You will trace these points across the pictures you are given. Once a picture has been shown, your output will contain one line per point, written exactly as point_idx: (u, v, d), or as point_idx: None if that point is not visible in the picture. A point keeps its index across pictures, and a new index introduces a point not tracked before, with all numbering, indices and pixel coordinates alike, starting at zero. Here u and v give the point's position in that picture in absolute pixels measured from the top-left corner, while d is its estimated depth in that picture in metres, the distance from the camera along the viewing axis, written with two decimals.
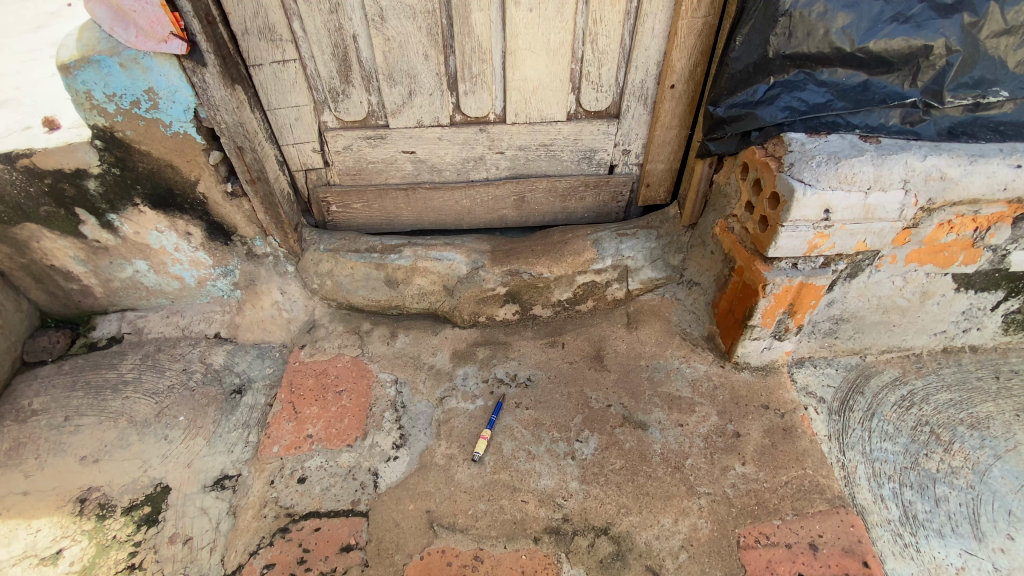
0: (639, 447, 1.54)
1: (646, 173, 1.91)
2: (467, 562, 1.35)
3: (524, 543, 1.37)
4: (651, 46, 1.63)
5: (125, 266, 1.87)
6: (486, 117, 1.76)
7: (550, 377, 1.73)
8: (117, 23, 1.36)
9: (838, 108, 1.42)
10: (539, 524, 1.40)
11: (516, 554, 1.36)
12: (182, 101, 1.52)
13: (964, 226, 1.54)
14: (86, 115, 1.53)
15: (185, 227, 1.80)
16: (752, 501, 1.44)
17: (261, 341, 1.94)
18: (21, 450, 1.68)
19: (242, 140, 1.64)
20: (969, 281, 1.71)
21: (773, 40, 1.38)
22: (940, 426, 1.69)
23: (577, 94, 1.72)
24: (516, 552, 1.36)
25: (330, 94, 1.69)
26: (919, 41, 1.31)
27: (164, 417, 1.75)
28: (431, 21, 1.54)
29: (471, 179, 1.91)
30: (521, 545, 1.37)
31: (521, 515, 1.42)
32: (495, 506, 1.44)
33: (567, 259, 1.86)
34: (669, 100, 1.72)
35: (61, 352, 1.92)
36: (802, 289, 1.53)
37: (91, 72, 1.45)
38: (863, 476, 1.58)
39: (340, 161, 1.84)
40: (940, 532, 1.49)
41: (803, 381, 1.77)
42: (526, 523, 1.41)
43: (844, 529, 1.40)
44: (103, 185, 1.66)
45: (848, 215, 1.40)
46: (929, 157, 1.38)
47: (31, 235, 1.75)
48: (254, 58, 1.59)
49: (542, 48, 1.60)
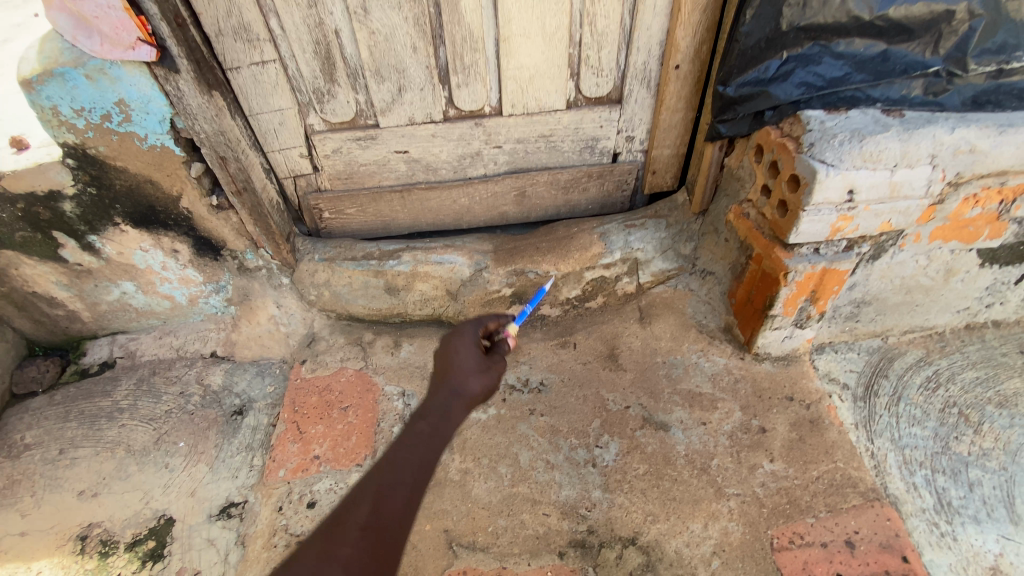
0: (661, 449, 1.48)
1: (652, 160, 1.83)
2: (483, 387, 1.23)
3: (499, 357, 1.20)
4: (653, 25, 1.53)
5: (111, 288, 1.78)
6: (482, 110, 1.67)
7: (564, 381, 1.66)
8: (80, 31, 1.26)
9: (857, 81, 1.33)
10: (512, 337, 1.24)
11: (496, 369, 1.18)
12: (156, 111, 1.42)
13: (991, 199, 1.46)
14: (55, 132, 1.42)
15: (171, 244, 1.70)
16: (783, 500, 1.38)
17: (260, 357, 1.86)
18: (16, 488, 1.61)
19: (224, 150, 1.54)
20: (995, 255, 1.64)
21: (786, 12, 1.29)
22: (968, 408, 1.63)
23: (577, 80, 1.62)
24: (482, 374, 1.15)
25: (315, 95, 1.58)
26: (942, 5, 1.23)
27: (164, 444, 1.67)
28: (418, 11, 1.44)
29: (468, 176, 1.82)
30: (496, 364, 1.18)
31: (482, 364, 1.16)
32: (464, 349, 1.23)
33: (574, 255, 1.78)
34: (674, 81, 1.62)
35: (51, 382, 1.84)
36: (825, 275, 1.47)
37: (56, 86, 1.34)
38: (894, 465, 1.52)
39: (329, 165, 1.75)
40: (976, 518, 1.43)
41: (825, 367, 1.71)
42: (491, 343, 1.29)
43: (880, 523, 1.34)
44: (81, 207, 1.57)
45: (873, 194, 1.32)
46: (959, 129, 1.29)
47: (9, 262, 1.66)
48: (231, 61, 1.48)
49: (538, 33, 1.50)
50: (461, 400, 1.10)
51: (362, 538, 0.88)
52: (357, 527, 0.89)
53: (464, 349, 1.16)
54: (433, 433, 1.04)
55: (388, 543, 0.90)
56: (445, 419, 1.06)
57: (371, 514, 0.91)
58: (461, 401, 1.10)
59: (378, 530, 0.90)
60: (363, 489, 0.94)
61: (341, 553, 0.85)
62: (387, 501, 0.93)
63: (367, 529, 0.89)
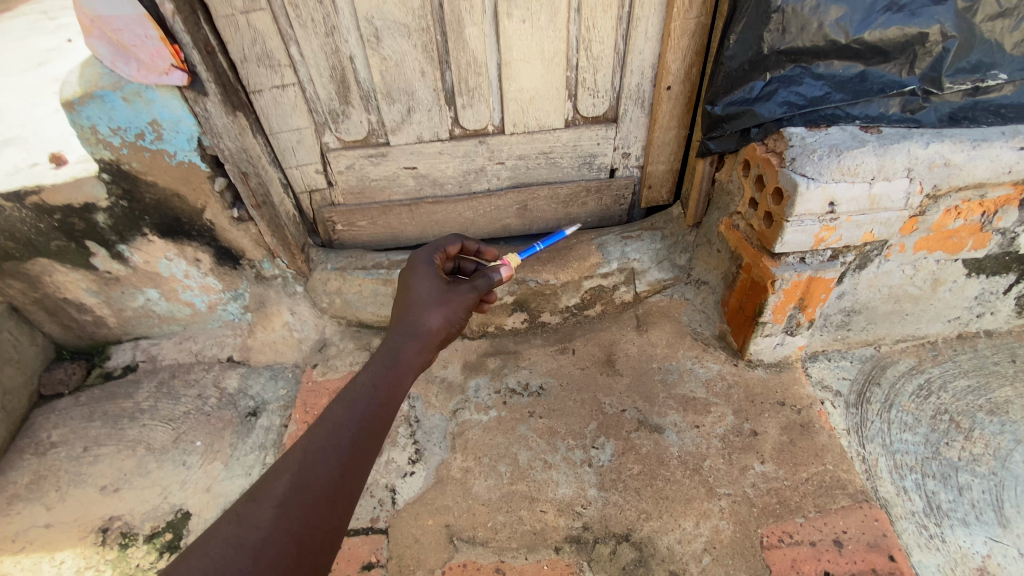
0: (655, 450, 1.53)
1: (648, 175, 1.92)
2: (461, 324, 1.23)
3: (470, 287, 1.20)
4: (645, 49, 1.63)
5: (136, 295, 1.89)
6: (485, 129, 1.77)
7: (562, 385, 1.72)
8: (119, 58, 1.39)
9: (837, 100, 1.41)
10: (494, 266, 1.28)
11: (464, 300, 1.17)
12: (185, 130, 1.54)
13: (972, 211, 1.52)
14: (92, 149, 1.55)
15: (194, 253, 1.82)
16: (773, 500, 1.43)
17: (274, 362, 1.95)
18: (43, 483, 1.71)
19: (246, 165, 1.66)
20: (981, 265, 1.69)
21: (767, 37, 1.37)
22: (959, 414, 1.66)
23: (574, 101, 1.73)
24: (441, 306, 1.14)
25: (330, 116, 1.70)
26: (914, 29, 1.31)
27: (182, 443, 1.76)
28: (426, 39, 1.56)
29: (473, 191, 1.92)
30: (465, 295, 1.18)
31: (446, 294, 1.16)
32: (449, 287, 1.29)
33: (573, 264, 1.86)
34: (666, 101, 1.72)
35: (77, 384, 1.95)
36: (811, 283, 1.54)
37: (95, 107, 1.46)
38: (885, 469, 1.56)
39: (343, 180, 1.86)
40: (964, 521, 1.46)
41: (818, 374, 1.75)
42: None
43: (868, 523, 1.38)
44: (112, 218, 1.69)
45: (853, 206, 1.39)
46: (932, 144, 1.37)
47: (44, 269, 1.78)
48: (254, 84, 1.60)
49: (537, 57, 1.61)
50: (422, 334, 1.10)
51: (278, 517, 0.81)
52: (274, 503, 0.82)
53: (424, 285, 1.17)
54: (376, 385, 1.00)
55: (310, 519, 0.83)
56: (391, 369, 1.03)
57: (291, 487, 0.84)
58: (419, 337, 1.09)
59: (297, 506, 0.83)
60: (287, 463, 0.87)
61: (256, 528, 0.79)
62: (312, 474, 0.86)
63: (286, 504, 0.82)
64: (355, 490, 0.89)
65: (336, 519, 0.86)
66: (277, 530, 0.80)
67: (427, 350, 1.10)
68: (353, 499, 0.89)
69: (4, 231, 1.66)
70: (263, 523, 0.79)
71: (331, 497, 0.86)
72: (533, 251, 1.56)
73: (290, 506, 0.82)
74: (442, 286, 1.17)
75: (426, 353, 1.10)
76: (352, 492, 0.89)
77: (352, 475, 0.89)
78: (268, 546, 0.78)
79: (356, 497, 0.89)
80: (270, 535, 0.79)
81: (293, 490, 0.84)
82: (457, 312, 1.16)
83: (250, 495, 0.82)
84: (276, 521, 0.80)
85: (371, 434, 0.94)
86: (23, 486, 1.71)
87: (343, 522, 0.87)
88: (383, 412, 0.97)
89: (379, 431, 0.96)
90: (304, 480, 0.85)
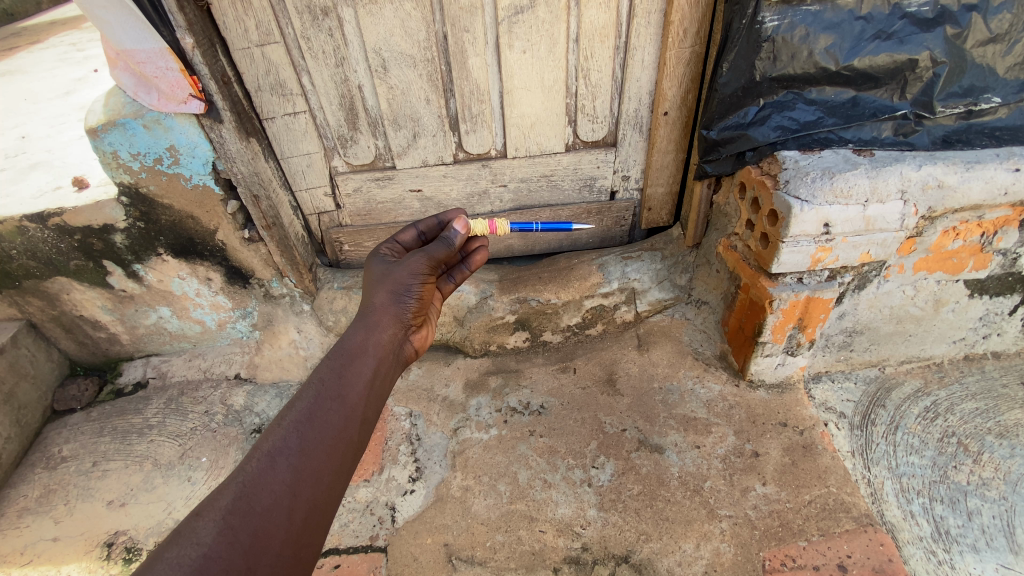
0: (656, 471, 1.53)
1: (647, 197, 1.96)
2: (427, 300, 1.24)
3: (414, 254, 1.22)
4: (642, 77, 1.69)
5: (149, 313, 1.95)
6: (488, 153, 1.83)
7: (563, 404, 1.73)
8: (140, 88, 1.47)
9: (830, 124, 1.44)
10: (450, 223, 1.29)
11: (409, 267, 1.20)
12: (200, 155, 1.61)
13: (970, 232, 1.53)
14: (113, 173, 1.62)
15: (206, 273, 1.87)
16: (775, 523, 1.41)
17: (280, 379, 1.99)
18: (52, 497, 1.74)
19: (258, 189, 1.72)
20: (983, 286, 1.68)
21: (759, 65, 1.41)
22: (967, 437, 1.63)
23: (574, 126, 1.78)
24: (384, 283, 1.18)
25: (339, 141, 1.77)
26: (903, 56, 1.35)
27: (188, 459, 1.79)
28: (431, 68, 1.63)
29: (476, 213, 1.97)
30: (409, 262, 1.20)
31: (390, 270, 1.20)
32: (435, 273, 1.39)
33: (574, 284, 1.91)
34: (664, 126, 1.77)
35: (89, 400, 2.00)
36: (810, 303, 1.55)
37: (117, 134, 1.54)
38: (891, 493, 1.53)
39: (350, 203, 1.92)
40: (974, 546, 1.43)
41: (821, 396, 1.73)
42: (465, 251, 1.41)
43: (874, 548, 1.36)
44: (129, 239, 1.76)
45: (849, 227, 1.41)
46: (925, 167, 1.39)
47: (62, 288, 1.85)
48: (268, 112, 1.68)
49: (538, 85, 1.67)
50: (370, 313, 1.13)
51: (221, 530, 0.77)
52: (217, 516, 0.78)
53: (370, 273, 1.24)
54: (328, 381, 0.97)
55: (260, 528, 0.80)
56: (344, 360, 1.02)
57: (238, 497, 0.81)
58: (369, 317, 1.12)
59: (244, 516, 0.80)
60: (232, 475, 0.84)
61: (198, 545, 0.75)
62: (260, 481, 0.83)
63: (232, 515, 0.79)
64: (312, 491, 0.86)
65: (292, 525, 0.83)
66: (222, 544, 0.76)
67: (382, 333, 1.11)
68: (311, 501, 0.86)
69: (26, 251, 1.74)
70: (206, 538, 0.76)
71: (283, 501, 0.83)
72: (529, 227, 1.49)
73: (236, 517, 0.79)
74: (388, 264, 1.23)
75: (381, 334, 1.11)
76: (309, 494, 0.86)
77: (307, 476, 0.87)
78: (212, 563, 0.74)
79: (314, 499, 0.86)
80: (215, 549, 0.75)
81: (241, 500, 0.81)
82: (403, 282, 1.18)
83: (194, 513, 0.78)
84: (220, 534, 0.77)
85: (325, 431, 0.92)
86: (33, 500, 1.74)
87: (301, 527, 0.83)
88: (339, 407, 0.95)
89: (335, 426, 0.93)
90: (252, 488, 0.82)
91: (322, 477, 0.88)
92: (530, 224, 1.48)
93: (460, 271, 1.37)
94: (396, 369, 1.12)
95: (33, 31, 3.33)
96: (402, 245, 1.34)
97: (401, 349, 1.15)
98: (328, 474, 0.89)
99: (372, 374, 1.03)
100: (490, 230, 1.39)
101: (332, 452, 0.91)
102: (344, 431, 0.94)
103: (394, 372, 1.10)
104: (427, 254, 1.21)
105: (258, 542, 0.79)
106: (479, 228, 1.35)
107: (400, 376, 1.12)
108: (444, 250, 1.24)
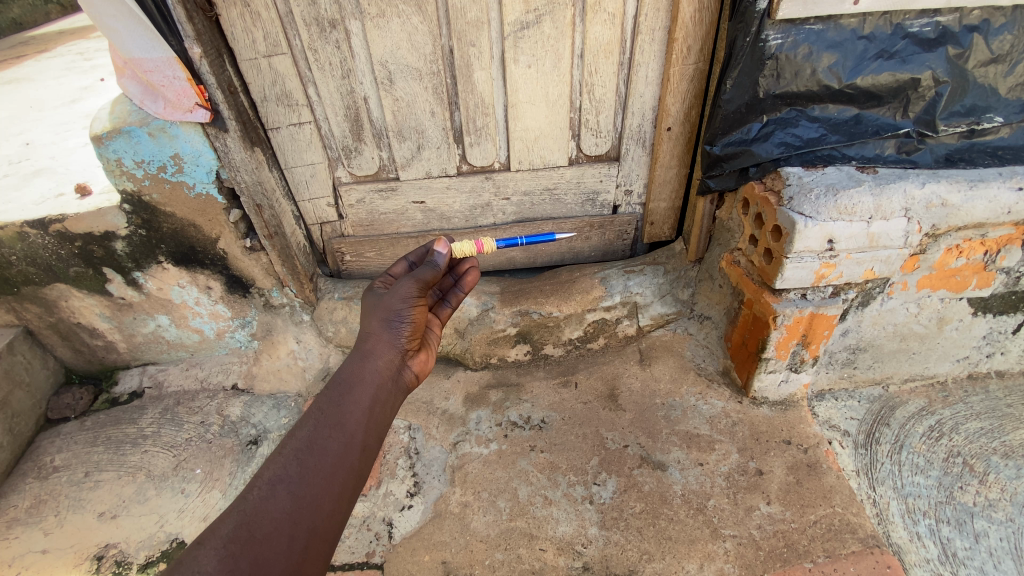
0: (658, 488, 1.51)
1: (650, 212, 1.96)
2: (422, 322, 1.19)
3: (403, 279, 1.19)
4: (645, 93, 1.70)
5: (147, 321, 1.93)
6: (492, 165, 1.84)
7: (564, 419, 1.71)
8: (147, 97, 1.47)
9: (833, 141, 1.46)
10: (433, 247, 1.26)
11: (398, 292, 1.16)
12: (204, 164, 1.61)
13: (974, 250, 1.53)
14: (116, 180, 1.61)
15: (206, 281, 1.86)
16: (780, 544, 1.39)
17: (277, 390, 1.97)
18: (42, 508, 1.71)
19: (261, 198, 1.72)
20: (986, 304, 1.68)
21: (762, 82, 1.41)
22: (972, 457, 1.61)
23: (577, 140, 1.79)
24: (375, 310, 1.14)
25: (344, 152, 1.78)
26: (906, 75, 1.36)
27: (182, 471, 1.76)
28: (437, 82, 1.64)
29: (479, 224, 1.96)
30: (398, 288, 1.16)
31: (381, 297, 1.17)
32: (431, 300, 1.37)
33: (576, 297, 1.91)
34: (667, 141, 1.78)
35: (83, 409, 1.97)
36: (814, 320, 1.54)
37: (122, 142, 1.54)
38: (897, 513, 1.50)
39: (353, 213, 1.92)
40: (982, 569, 1.41)
41: (825, 414, 1.71)
42: (455, 272, 1.39)
43: (881, 570, 1.33)
44: (130, 246, 1.74)
45: (853, 244, 1.41)
46: (928, 184, 1.40)
47: (60, 295, 1.84)
48: (273, 122, 1.68)
49: (542, 100, 1.69)
50: (362, 343, 1.10)
51: (223, 559, 0.76)
52: (218, 544, 0.77)
53: (365, 304, 1.20)
54: (326, 410, 0.95)
55: (260, 556, 0.78)
56: (341, 389, 0.99)
57: (238, 526, 0.79)
58: (362, 345, 1.09)
59: (245, 544, 0.78)
60: (234, 504, 0.82)
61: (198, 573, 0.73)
62: (260, 509, 0.82)
63: (233, 543, 0.78)
64: (312, 519, 0.85)
65: (293, 553, 0.81)
66: (223, 572, 0.75)
67: (378, 359, 1.08)
68: (311, 529, 0.84)
69: (26, 256, 1.73)
70: (206, 567, 0.75)
71: (284, 529, 0.82)
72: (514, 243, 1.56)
73: (238, 545, 0.78)
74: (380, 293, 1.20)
75: (376, 361, 1.07)
76: (310, 521, 0.84)
77: (307, 504, 0.85)
78: None
79: (314, 527, 0.84)
80: None
81: (242, 528, 0.80)
82: (393, 307, 1.14)
83: (196, 541, 0.78)
84: (221, 563, 0.76)
85: (324, 458, 0.90)
86: (22, 510, 1.71)
87: (300, 557, 0.81)
88: (337, 435, 0.93)
89: (335, 453, 0.91)
90: (253, 516, 0.81)
91: (322, 505, 0.86)
92: (514, 240, 1.54)
93: (455, 294, 1.36)
94: (396, 397, 1.08)
95: (41, 40, 3.36)
96: (395, 276, 1.30)
97: (399, 375, 1.10)
98: (328, 501, 0.87)
99: (371, 401, 1.00)
100: (478, 250, 1.38)
101: (333, 479, 0.89)
102: (343, 459, 0.92)
103: (394, 399, 1.07)
104: (415, 277, 1.18)
105: (258, 571, 0.77)
106: (464, 249, 1.35)
107: (400, 403, 1.08)
108: (432, 272, 1.21)
